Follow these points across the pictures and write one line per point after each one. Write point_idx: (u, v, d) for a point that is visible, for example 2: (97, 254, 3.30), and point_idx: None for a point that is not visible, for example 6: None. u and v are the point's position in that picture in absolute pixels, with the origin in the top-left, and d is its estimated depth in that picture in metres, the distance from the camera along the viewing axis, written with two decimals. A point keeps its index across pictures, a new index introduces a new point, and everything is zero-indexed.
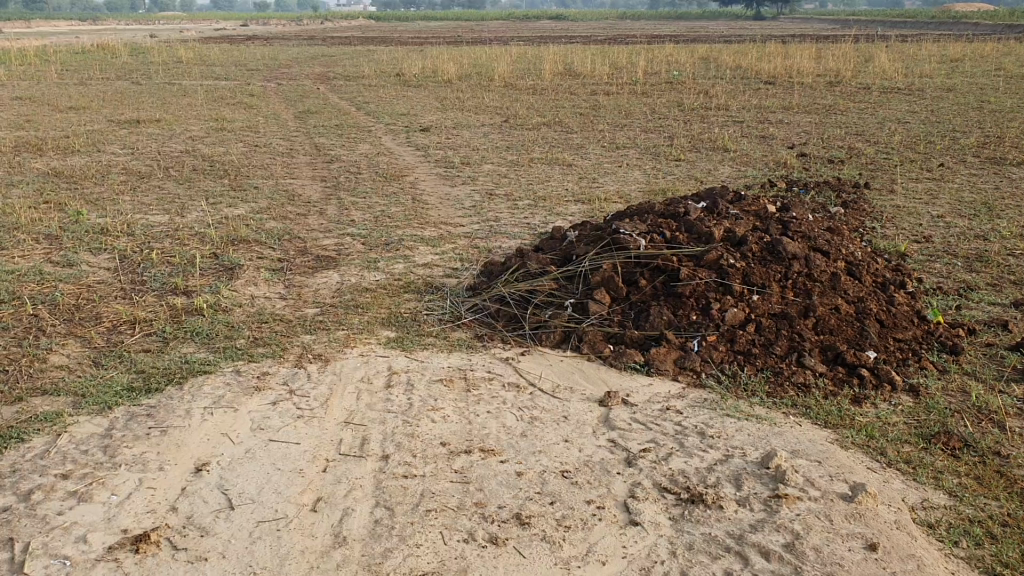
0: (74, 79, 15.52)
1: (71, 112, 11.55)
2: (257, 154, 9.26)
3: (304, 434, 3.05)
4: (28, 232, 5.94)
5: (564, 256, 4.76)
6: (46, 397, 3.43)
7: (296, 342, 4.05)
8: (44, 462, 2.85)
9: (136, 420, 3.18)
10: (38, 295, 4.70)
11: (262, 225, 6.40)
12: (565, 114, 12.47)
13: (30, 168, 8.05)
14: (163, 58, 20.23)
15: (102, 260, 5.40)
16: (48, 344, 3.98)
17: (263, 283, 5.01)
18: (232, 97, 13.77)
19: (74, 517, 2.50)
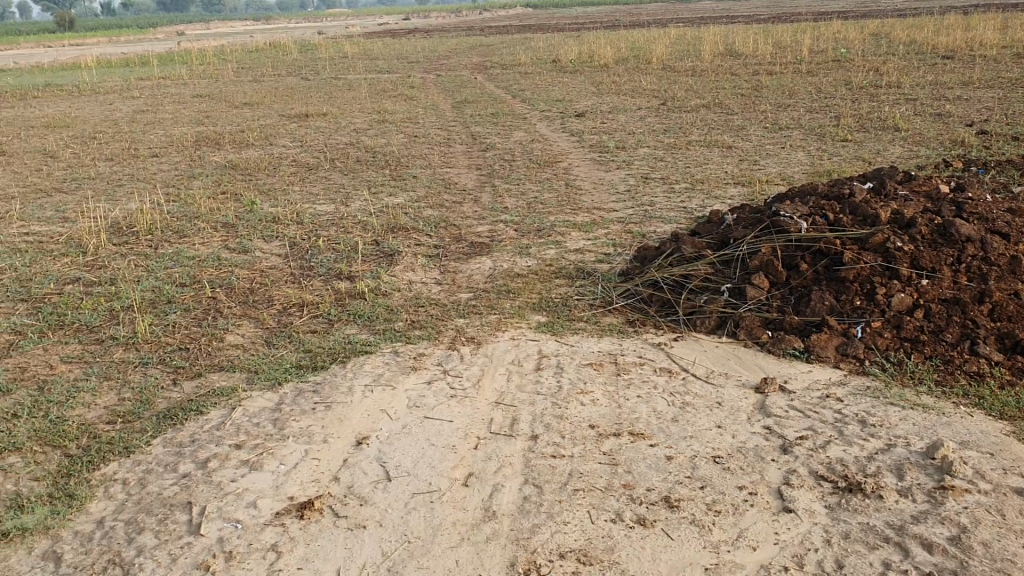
0: (249, 76, 16.42)
1: (247, 107, 12.25)
2: (417, 144, 9.53)
3: (457, 413, 3.13)
4: (208, 221, 6.35)
5: (720, 241, 4.67)
6: (221, 373, 3.67)
7: (451, 325, 4.16)
8: (220, 433, 3.05)
9: (303, 396, 3.36)
10: (216, 279, 5.02)
11: (420, 213, 6.60)
12: (724, 95, 12.18)
13: (210, 161, 8.58)
14: (329, 54, 21.09)
15: (274, 247, 5.71)
16: (225, 324, 4.25)
17: (421, 268, 5.17)
18: (394, 89, 14.22)
19: (245, 483, 2.67)
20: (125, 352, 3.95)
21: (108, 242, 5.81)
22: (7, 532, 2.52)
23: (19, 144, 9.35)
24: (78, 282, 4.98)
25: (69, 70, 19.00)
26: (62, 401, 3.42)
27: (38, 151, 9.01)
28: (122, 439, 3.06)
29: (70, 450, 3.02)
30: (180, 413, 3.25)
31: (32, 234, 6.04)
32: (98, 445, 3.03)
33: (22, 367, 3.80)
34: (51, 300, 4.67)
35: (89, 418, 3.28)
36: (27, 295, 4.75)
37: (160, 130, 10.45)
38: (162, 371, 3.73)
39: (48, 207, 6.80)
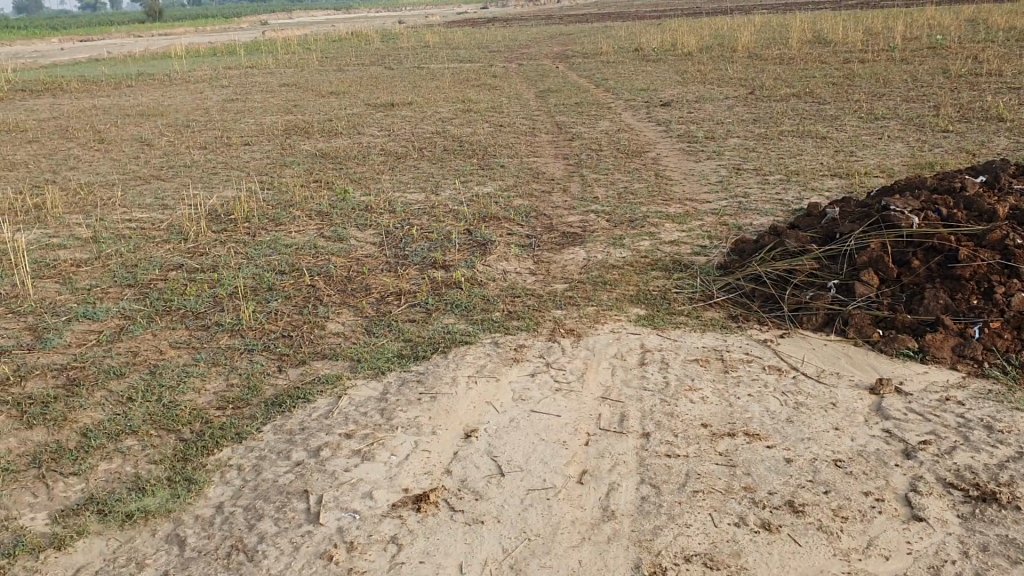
0: (334, 66, 16.62)
1: (333, 97, 12.40)
2: (503, 133, 9.52)
3: (564, 407, 3.11)
4: (302, 208, 6.43)
5: (825, 235, 4.54)
6: (326, 360, 3.71)
7: (549, 316, 4.13)
8: (329, 422, 3.09)
9: (407, 386, 3.36)
10: (313, 267, 5.08)
11: (510, 202, 6.58)
12: (815, 84, 11.88)
13: (300, 150, 8.71)
14: (411, 43, 21.23)
15: (367, 235, 5.76)
16: (326, 312, 4.30)
17: (514, 258, 5.15)
18: (477, 78, 14.23)
19: (359, 474, 2.69)
20: (230, 338, 4.02)
21: (207, 228, 5.93)
22: (131, 514, 2.58)
23: (117, 132, 9.62)
24: (181, 268, 5.10)
25: (161, 59, 19.51)
26: (174, 386, 3.50)
27: (136, 139, 9.25)
28: (234, 425, 3.11)
29: (184, 435, 3.08)
30: (288, 400, 3.29)
31: (135, 220, 6.20)
32: (211, 430, 3.08)
33: (133, 352, 3.89)
34: (156, 286, 4.78)
35: (200, 404, 3.34)
36: (134, 281, 4.87)
37: (250, 118, 10.64)
38: (267, 357, 3.78)
39: (148, 194, 6.97)
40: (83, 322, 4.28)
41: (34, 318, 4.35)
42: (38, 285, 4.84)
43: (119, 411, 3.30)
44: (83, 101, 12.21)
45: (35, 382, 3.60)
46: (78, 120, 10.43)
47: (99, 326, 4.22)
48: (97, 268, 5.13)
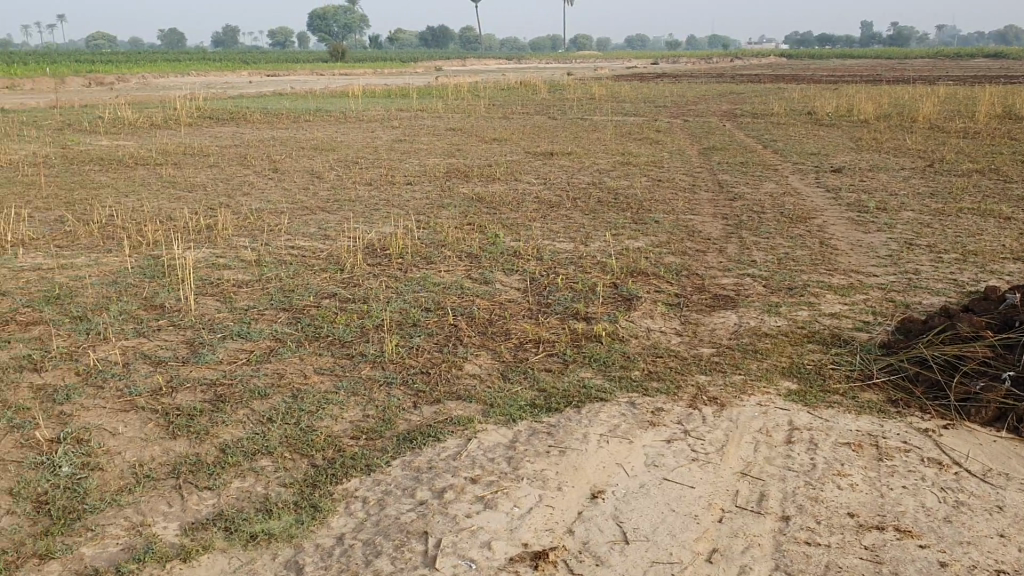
0: (501, 113, 16.95)
1: (496, 143, 12.61)
2: (662, 188, 9.39)
3: (700, 478, 2.97)
4: (453, 249, 6.49)
5: (1003, 321, 4.16)
6: (461, 402, 3.67)
7: (692, 380, 3.97)
8: (456, 464, 3.04)
9: (537, 438, 3.28)
10: (458, 307, 5.10)
11: (662, 259, 6.44)
12: (1001, 161, 11.21)
13: (459, 192, 8.83)
14: (578, 95, 21.39)
15: (514, 280, 5.75)
16: (465, 352, 4.30)
17: (660, 317, 5.01)
18: (640, 132, 14.19)
19: (479, 521, 2.64)
20: (372, 369, 4.06)
21: (363, 261, 6.05)
22: (255, 535, 2.62)
23: (290, 164, 10.04)
24: (334, 298, 5.22)
25: (339, 97, 20.44)
26: (312, 411, 3.54)
27: (307, 171, 9.63)
28: (364, 457, 3.11)
29: (315, 461, 3.10)
30: (419, 437, 3.27)
31: (297, 248, 6.41)
32: (342, 459, 3.09)
33: (278, 374, 3.97)
34: (308, 313, 4.90)
35: (334, 431, 3.36)
36: (289, 306, 5.00)
37: (415, 159, 10.92)
38: (404, 392, 3.78)
39: (312, 224, 7.21)
40: (236, 341, 4.41)
41: (192, 331, 4.51)
42: (200, 299, 5.04)
43: (258, 430, 3.36)
44: (264, 132, 12.84)
45: (185, 393, 3.71)
46: (257, 150, 10.99)
47: (250, 346, 4.35)
48: (256, 290, 5.31)
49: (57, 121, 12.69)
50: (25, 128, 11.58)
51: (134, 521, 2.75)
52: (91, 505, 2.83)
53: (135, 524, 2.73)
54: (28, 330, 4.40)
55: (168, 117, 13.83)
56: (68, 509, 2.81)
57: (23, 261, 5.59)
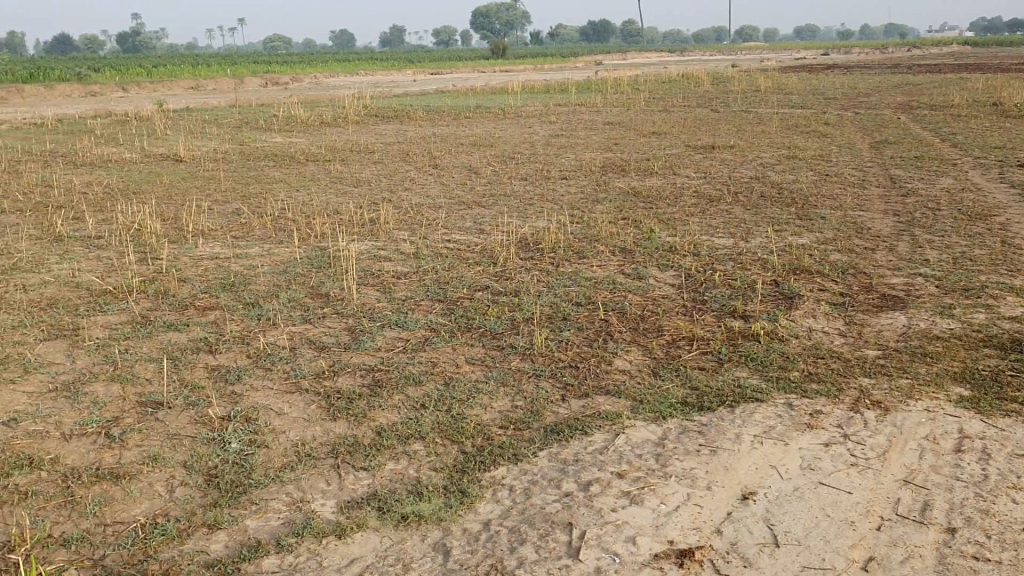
0: (661, 106, 16.70)
1: (655, 137, 12.43)
2: (829, 183, 9.00)
3: (859, 484, 2.83)
4: (607, 244, 6.05)
5: None
6: (610, 398, 3.51)
7: (854, 384, 3.71)
8: (603, 458, 3.01)
9: (687, 433, 3.19)
10: (610, 302, 4.74)
11: (827, 256, 6.17)
12: None
13: (616, 187, 8.53)
14: (741, 87, 20.81)
15: (668, 277, 5.33)
16: (615, 348, 4.03)
17: (823, 316, 4.73)
18: (807, 125, 13.67)
19: (624, 516, 2.63)
20: (520, 362, 3.87)
21: (515, 255, 5.69)
22: (406, 516, 2.69)
23: (450, 157, 10.21)
24: (486, 291, 4.95)
25: (500, 93, 20.66)
26: (463, 400, 3.50)
27: (465, 165, 9.72)
28: (512, 444, 3.12)
29: (465, 447, 3.13)
30: (567, 429, 3.23)
31: (452, 241, 6.15)
32: (490, 447, 3.11)
33: (431, 362, 3.91)
34: (461, 305, 4.71)
35: (484, 419, 3.33)
36: (443, 298, 4.84)
37: (572, 153, 10.78)
38: (553, 385, 3.63)
39: (467, 218, 6.92)
40: (394, 329, 4.38)
41: (353, 318, 4.60)
42: (361, 288, 5.09)
43: (411, 415, 3.42)
44: (427, 129, 13.15)
45: (344, 377, 3.84)
46: (419, 145, 11.24)
47: (406, 335, 4.29)
48: (412, 283, 5.16)
49: (238, 120, 13.47)
50: (208, 126, 12.33)
51: (294, 497, 2.89)
52: (256, 481, 2.99)
53: (294, 500, 2.87)
54: (205, 315, 4.69)
55: (337, 114, 14.37)
56: (235, 483, 2.99)
57: (202, 250, 5.97)
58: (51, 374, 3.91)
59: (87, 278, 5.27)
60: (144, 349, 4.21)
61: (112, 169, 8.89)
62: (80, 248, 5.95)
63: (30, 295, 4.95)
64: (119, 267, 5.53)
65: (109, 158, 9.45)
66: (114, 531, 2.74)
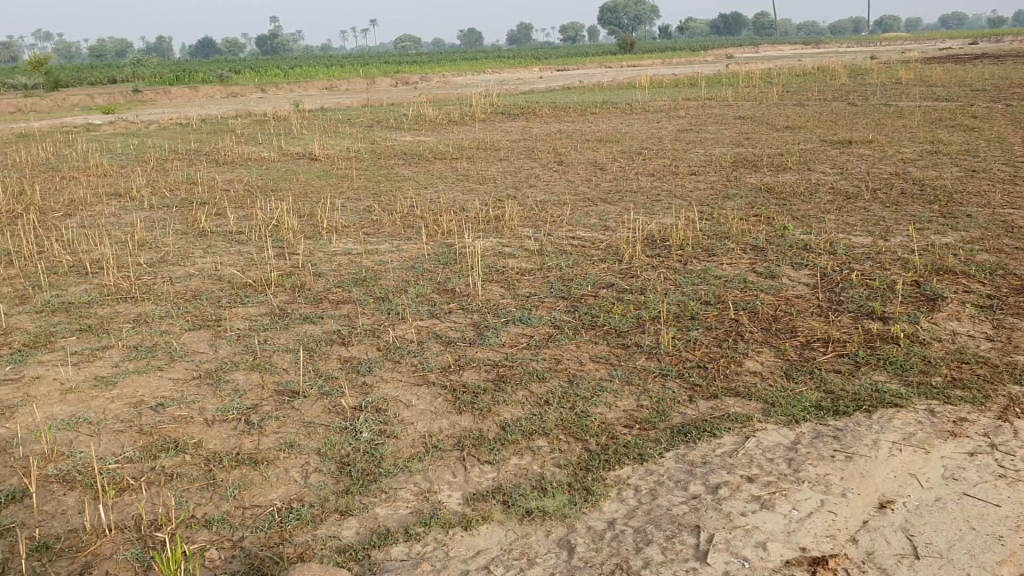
0: (795, 100, 16.18)
1: (788, 131, 12.06)
2: (976, 180, 8.52)
3: (1007, 496, 2.67)
4: (737, 242, 5.89)
5: None
6: (739, 399, 3.43)
7: (1003, 391, 3.49)
8: (732, 461, 2.93)
9: (822, 439, 3.07)
10: (740, 301, 4.61)
11: (973, 255, 5.84)
12: None
13: (746, 182, 8.32)
14: (881, 80, 19.94)
15: (802, 275, 5.15)
16: (745, 348, 3.94)
17: (969, 318, 4.47)
18: (952, 118, 12.98)
19: (754, 520, 2.56)
20: (647, 360, 3.83)
21: (642, 253, 5.62)
22: (531, 511, 2.70)
23: (576, 154, 10.18)
24: (613, 287, 4.92)
25: (627, 89, 20.47)
26: (588, 397, 3.49)
27: (592, 161, 9.66)
28: (637, 444, 3.07)
29: (589, 445, 3.10)
30: (694, 430, 3.16)
31: (578, 238, 6.12)
32: (615, 446, 3.07)
33: (556, 358, 3.92)
34: (586, 302, 4.68)
35: (609, 417, 3.31)
36: (568, 294, 4.82)
37: (701, 148, 10.57)
38: (679, 385, 3.58)
39: (593, 215, 6.87)
40: (518, 325, 4.41)
41: (479, 313, 4.64)
42: (487, 284, 5.14)
43: (536, 411, 3.40)
44: (553, 126, 13.15)
45: (470, 371, 3.87)
46: (545, 142, 11.25)
47: (530, 331, 4.31)
48: (539, 278, 5.18)
49: (369, 119, 13.81)
50: (342, 126, 12.70)
51: (421, 488, 2.94)
52: (385, 470, 3.06)
53: (422, 490, 2.92)
54: (338, 309, 4.84)
55: (465, 113, 14.53)
56: (365, 472, 3.07)
57: (335, 246, 6.15)
58: (195, 362, 4.10)
59: (228, 272, 5.51)
60: (280, 340, 4.37)
61: (252, 168, 9.27)
62: (222, 243, 6.23)
63: (176, 287, 5.21)
64: (258, 262, 5.76)
65: (249, 157, 9.86)
66: (251, 514, 2.86)
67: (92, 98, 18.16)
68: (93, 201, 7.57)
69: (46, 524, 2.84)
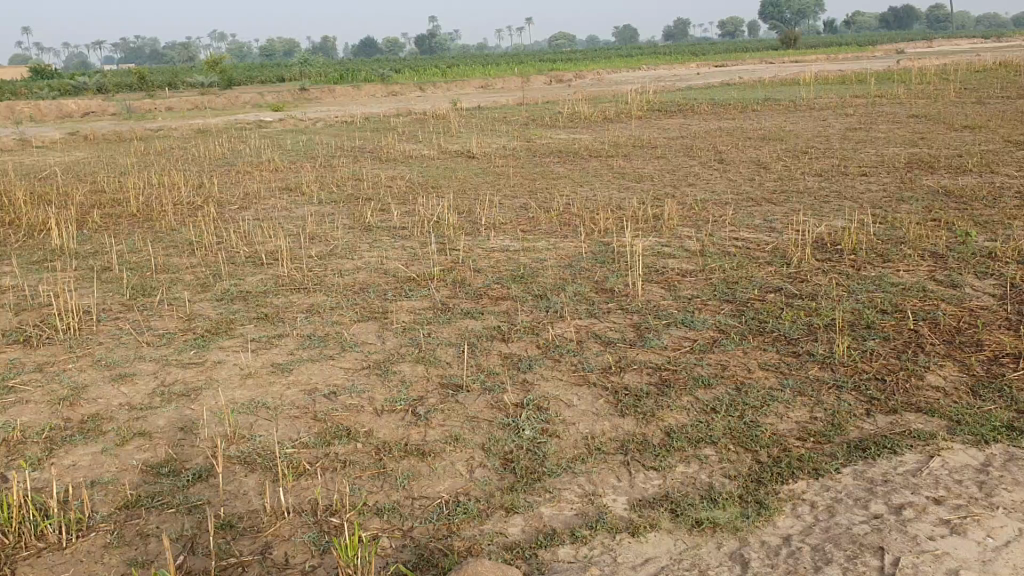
0: (975, 97, 15.23)
1: (968, 131, 11.35)
2: None
3: None
4: (915, 248, 5.58)
5: None
6: (921, 415, 3.25)
7: None
8: (916, 481, 2.78)
9: (1016, 463, 2.87)
10: (919, 311, 4.37)
11: None
12: None
13: (922, 184, 7.88)
14: None
15: (988, 285, 4.83)
16: (926, 361, 3.72)
17: None
18: None
19: (944, 546, 2.42)
20: (819, 371, 3.68)
21: (811, 256, 5.41)
22: (701, 521, 2.64)
23: (737, 152, 9.91)
24: (780, 292, 4.76)
25: (790, 85, 19.80)
26: (757, 406, 3.38)
27: (754, 160, 9.39)
28: (812, 459, 2.96)
29: (760, 457, 3.01)
30: (873, 447, 3.02)
31: (742, 239, 5.97)
32: (788, 459, 2.97)
33: (722, 364, 3.82)
34: (752, 307, 4.54)
35: (780, 428, 3.20)
36: (733, 298, 4.70)
37: (871, 148, 10.09)
38: (855, 398, 3.42)
39: (757, 216, 6.67)
40: (681, 328, 4.33)
41: (640, 314, 4.59)
42: (647, 284, 5.07)
43: (703, 419, 3.32)
44: (713, 123, 12.86)
45: (633, 374, 3.82)
46: (705, 140, 11.02)
47: (694, 335, 4.22)
48: (702, 280, 5.08)
49: (526, 116, 13.90)
50: (499, 123, 12.84)
51: (586, 490, 2.92)
52: (549, 469, 3.06)
53: (587, 492, 2.91)
54: (499, 305, 4.88)
55: (623, 110, 14.40)
56: (530, 470, 3.08)
57: (494, 243, 6.22)
58: (364, 353, 4.23)
59: (393, 266, 5.66)
60: (444, 334, 4.46)
61: (413, 165, 9.50)
62: (386, 238, 6.41)
63: (344, 279, 5.40)
64: (421, 257, 5.90)
65: (411, 154, 10.10)
66: (420, 505, 2.92)
67: (263, 96, 19.08)
68: (266, 195, 7.95)
69: (230, 503, 2.99)
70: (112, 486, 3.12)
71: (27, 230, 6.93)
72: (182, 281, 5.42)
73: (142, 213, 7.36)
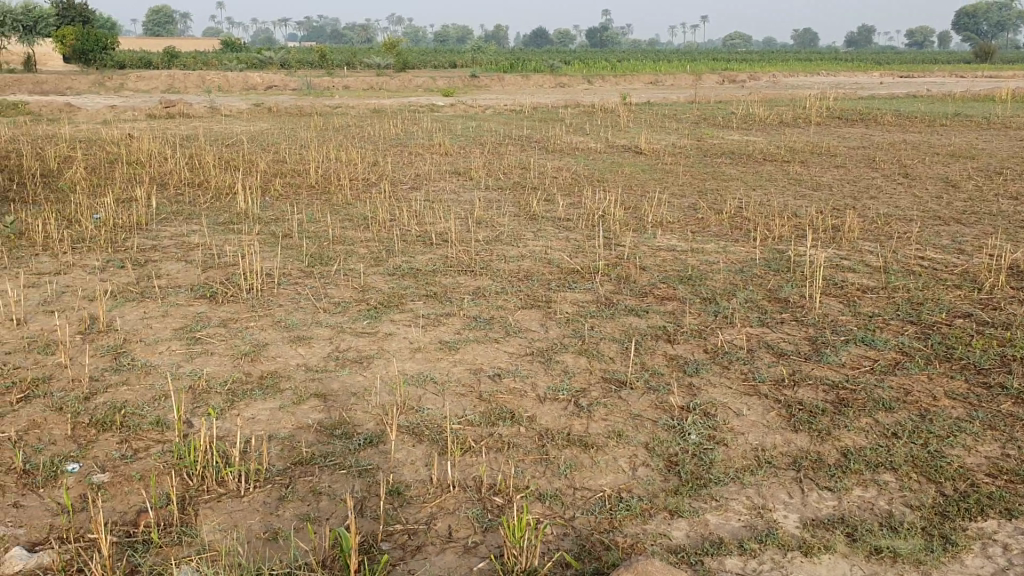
0: None
1: None
2: None
3: None
4: None
5: None
6: None
7: None
8: None
9: None
10: None
11: None
12: None
13: None
14: None
15: None
16: None
17: None
18: None
19: None
20: (1013, 405, 3.45)
21: (1005, 283, 5.08)
22: (880, 549, 2.52)
23: (923, 167, 9.42)
24: (970, 318, 4.49)
25: (982, 101, 18.66)
26: (942, 436, 3.20)
27: (942, 176, 8.90)
28: (1003, 498, 2.77)
29: (945, 489, 2.84)
30: None
31: (927, 258, 5.67)
32: (976, 495, 2.79)
33: (904, 389, 3.63)
34: (938, 331, 4.30)
35: (968, 462, 3.01)
36: (918, 320, 4.46)
37: None
38: None
39: (944, 235, 6.31)
40: (859, 346, 4.15)
41: (815, 328, 4.42)
42: (823, 297, 4.89)
43: (882, 443, 3.17)
44: (896, 135, 12.28)
45: (806, 389, 3.69)
46: (886, 152, 10.54)
47: (874, 355, 4.03)
48: (883, 298, 4.84)
49: (697, 116, 13.66)
50: (669, 121, 12.67)
51: (755, 501, 2.83)
52: (717, 476, 2.99)
53: (755, 505, 2.82)
54: (665, 305, 4.81)
55: (799, 115, 13.95)
56: (695, 474, 3.02)
57: (661, 241, 6.14)
58: (528, 339, 4.25)
59: (560, 256, 5.67)
60: (608, 329, 4.43)
61: (581, 157, 9.50)
62: (552, 228, 6.43)
63: (510, 265, 5.45)
64: (587, 249, 5.88)
65: (578, 147, 10.09)
66: (584, 496, 2.90)
67: (435, 81, 19.52)
68: (437, 177, 8.13)
69: (397, 471, 3.06)
70: (287, 441, 3.25)
71: (215, 193, 7.34)
72: (356, 253, 5.61)
73: (321, 185, 7.67)
